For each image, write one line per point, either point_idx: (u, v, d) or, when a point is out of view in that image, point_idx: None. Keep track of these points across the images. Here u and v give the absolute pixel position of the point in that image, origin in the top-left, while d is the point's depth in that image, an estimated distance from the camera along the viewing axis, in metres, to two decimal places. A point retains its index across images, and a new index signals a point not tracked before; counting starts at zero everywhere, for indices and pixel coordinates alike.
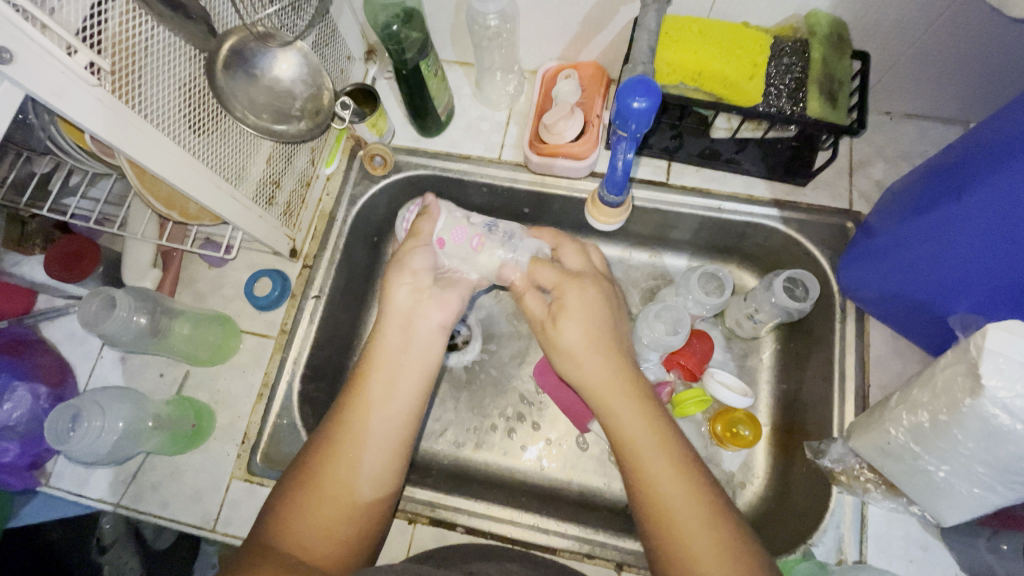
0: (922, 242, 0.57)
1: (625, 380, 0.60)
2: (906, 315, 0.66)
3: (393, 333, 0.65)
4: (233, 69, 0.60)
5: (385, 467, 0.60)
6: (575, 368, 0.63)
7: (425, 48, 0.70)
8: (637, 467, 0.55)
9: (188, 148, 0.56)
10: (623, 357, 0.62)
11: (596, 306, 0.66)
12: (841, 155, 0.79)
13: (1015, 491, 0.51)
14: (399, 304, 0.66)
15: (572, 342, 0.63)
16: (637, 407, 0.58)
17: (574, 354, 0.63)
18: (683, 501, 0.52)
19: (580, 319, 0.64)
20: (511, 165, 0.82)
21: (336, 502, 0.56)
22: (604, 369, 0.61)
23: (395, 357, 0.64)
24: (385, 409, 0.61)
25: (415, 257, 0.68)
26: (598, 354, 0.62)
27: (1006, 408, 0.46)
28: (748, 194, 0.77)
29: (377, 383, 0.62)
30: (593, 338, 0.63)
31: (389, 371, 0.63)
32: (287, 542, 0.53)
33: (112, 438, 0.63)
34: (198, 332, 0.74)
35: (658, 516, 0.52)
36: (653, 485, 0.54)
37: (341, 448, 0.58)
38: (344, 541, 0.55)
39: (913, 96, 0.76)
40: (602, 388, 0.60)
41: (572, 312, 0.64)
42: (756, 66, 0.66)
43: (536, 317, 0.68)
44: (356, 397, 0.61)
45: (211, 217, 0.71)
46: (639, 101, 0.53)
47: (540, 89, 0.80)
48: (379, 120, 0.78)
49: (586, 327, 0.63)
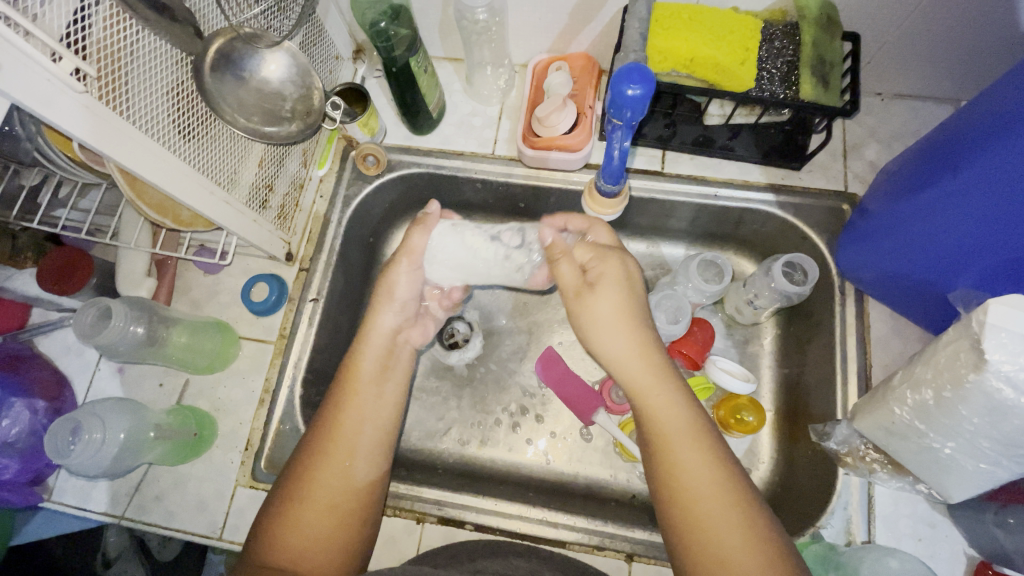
0: (916, 223, 0.58)
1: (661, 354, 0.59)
2: (903, 294, 0.66)
3: (375, 354, 0.66)
4: (220, 71, 0.59)
5: (378, 469, 0.61)
6: (607, 352, 0.60)
7: (415, 45, 0.68)
8: (662, 456, 0.54)
9: (179, 154, 0.56)
10: (651, 339, 0.60)
11: (624, 284, 0.61)
12: (835, 137, 0.79)
13: (1020, 465, 0.51)
14: (377, 327, 0.68)
15: (607, 320, 0.60)
16: (669, 399, 0.56)
17: (607, 334, 0.60)
18: (710, 496, 0.51)
19: (616, 297, 0.60)
20: (506, 160, 0.82)
21: (331, 509, 0.56)
22: (635, 347, 0.58)
23: (379, 370, 0.65)
24: (375, 417, 0.62)
25: (400, 283, 0.70)
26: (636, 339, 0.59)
27: (1009, 381, 0.46)
28: (743, 179, 0.78)
29: (365, 395, 0.63)
30: (622, 320, 0.59)
31: (375, 380, 0.64)
32: (281, 555, 0.53)
33: (113, 449, 0.63)
34: (196, 339, 0.73)
35: (687, 510, 0.51)
36: (683, 480, 0.52)
37: (336, 455, 0.59)
38: (341, 547, 0.56)
39: (903, 75, 0.76)
40: (636, 368, 0.58)
41: (606, 284, 0.61)
42: (747, 51, 0.65)
43: (567, 286, 0.64)
44: (346, 407, 0.62)
45: (204, 223, 0.69)
46: (634, 88, 0.52)
47: (531, 81, 0.79)
48: (369, 119, 0.78)
49: (616, 300, 0.60)
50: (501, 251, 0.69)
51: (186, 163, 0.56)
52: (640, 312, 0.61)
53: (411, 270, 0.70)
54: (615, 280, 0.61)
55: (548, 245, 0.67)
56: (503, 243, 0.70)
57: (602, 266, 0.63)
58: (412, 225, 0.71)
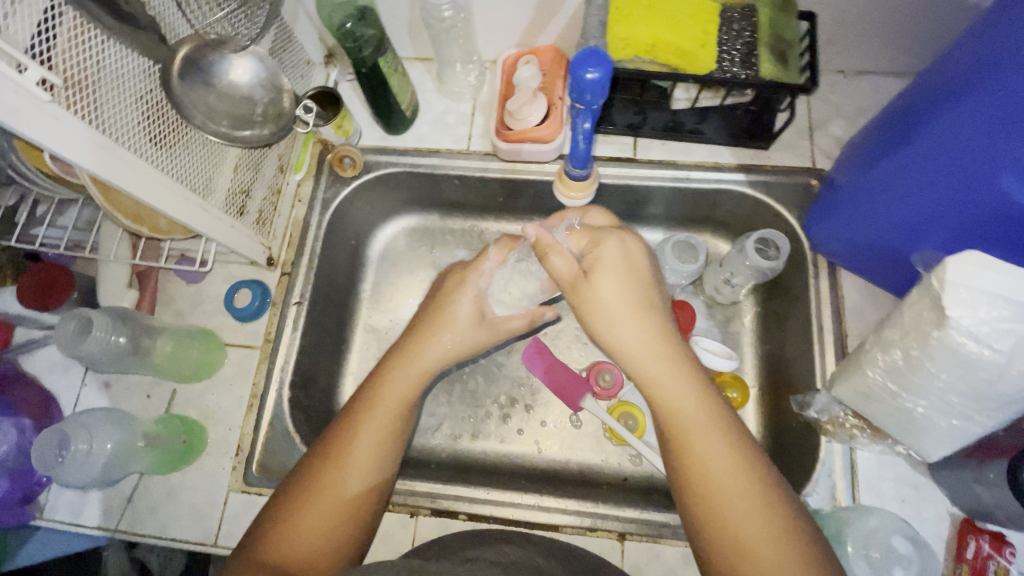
0: (879, 190, 0.59)
1: (668, 338, 0.59)
2: (873, 263, 0.67)
3: (408, 376, 0.65)
4: (190, 76, 0.60)
5: (375, 469, 0.60)
6: (615, 336, 0.60)
7: (382, 45, 0.70)
8: (678, 441, 0.54)
9: (151, 162, 0.56)
10: (655, 322, 0.60)
11: (627, 269, 0.61)
12: (801, 116, 0.80)
13: (991, 418, 0.53)
14: (429, 349, 0.67)
15: (611, 305, 0.60)
16: (681, 376, 0.56)
17: (612, 323, 0.60)
18: (727, 477, 0.51)
19: (621, 282, 0.60)
20: (481, 155, 0.83)
21: (329, 510, 0.56)
22: (646, 328, 0.59)
23: (408, 389, 0.65)
24: (386, 429, 0.62)
25: (453, 329, 0.69)
26: (641, 322, 0.59)
27: (971, 335, 0.47)
28: (714, 161, 0.79)
29: (382, 407, 0.62)
30: (632, 297, 0.60)
31: (404, 395, 0.64)
32: (280, 555, 0.53)
33: (101, 458, 0.64)
34: (180, 349, 0.74)
35: (703, 494, 0.51)
36: (698, 464, 0.52)
37: (347, 456, 0.59)
38: (337, 546, 0.56)
39: (863, 51, 0.77)
40: (647, 353, 0.58)
41: (608, 268, 0.61)
42: (707, 34, 0.66)
43: (563, 278, 0.63)
44: (362, 417, 0.62)
45: (183, 231, 0.70)
46: (592, 72, 0.54)
47: (501, 76, 0.81)
48: (344, 121, 0.79)
49: (620, 285, 0.60)
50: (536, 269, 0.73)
51: (159, 170, 0.57)
52: (644, 295, 0.60)
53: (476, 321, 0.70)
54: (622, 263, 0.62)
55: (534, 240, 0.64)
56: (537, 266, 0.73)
57: (600, 253, 0.63)
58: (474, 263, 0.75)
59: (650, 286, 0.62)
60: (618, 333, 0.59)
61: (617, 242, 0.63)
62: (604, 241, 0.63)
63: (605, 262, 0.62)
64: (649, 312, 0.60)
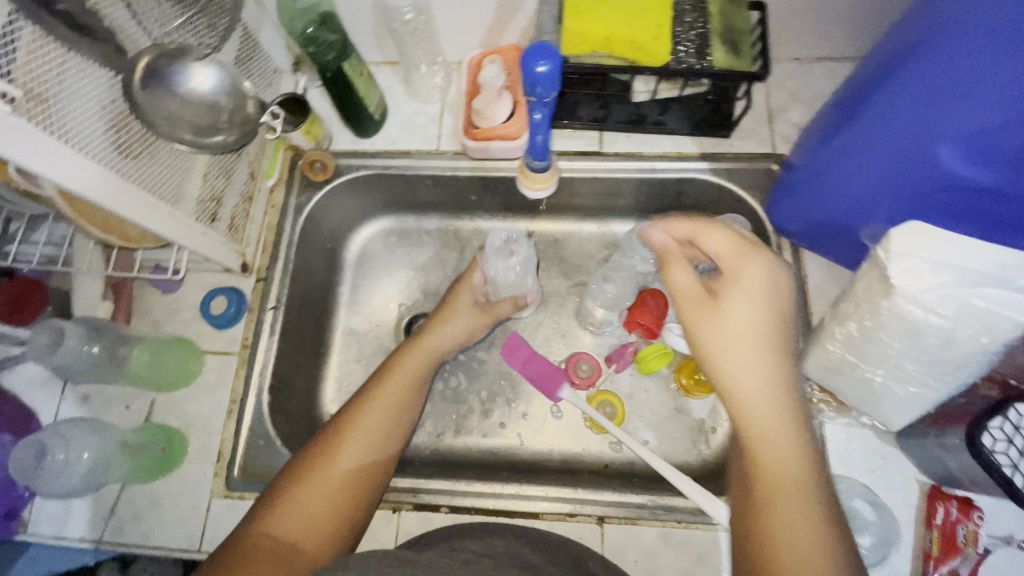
0: (831, 171, 0.62)
1: (780, 388, 0.55)
2: (832, 242, 0.70)
3: (414, 363, 0.73)
4: (152, 87, 0.60)
5: (366, 456, 0.64)
6: (727, 370, 0.57)
7: (346, 51, 0.71)
8: (764, 496, 0.52)
9: (118, 171, 0.57)
10: (790, 354, 0.57)
11: (761, 304, 0.58)
12: (760, 103, 0.83)
13: (945, 384, 0.55)
14: (438, 337, 0.77)
15: (744, 330, 0.57)
16: (781, 432, 0.54)
17: (725, 356, 0.57)
18: (809, 551, 0.47)
19: (754, 308, 0.57)
20: (451, 154, 0.84)
21: (328, 491, 0.59)
22: (762, 371, 0.56)
23: (414, 378, 0.73)
24: (391, 412, 0.68)
25: (460, 316, 0.80)
26: (772, 354, 0.56)
27: (917, 303, 0.49)
28: (677, 151, 0.82)
29: (388, 391, 0.69)
30: (755, 336, 0.57)
31: (411, 380, 0.72)
32: (282, 531, 0.56)
33: (80, 468, 0.67)
34: (158, 358, 0.74)
35: (772, 559, 0.48)
36: (777, 527, 0.49)
37: (353, 436, 0.64)
38: (332, 528, 0.58)
39: (816, 38, 0.80)
40: (754, 397, 0.55)
41: (736, 293, 0.58)
42: (661, 27, 0.68)
43: (683, 294, 0.62)
44: (370, 397, 0.68)
45: (153, 240, 0.73)
46: (542, 65, 0.56)
47: (468, 76, 0.82)
48: (313, 127, 0.81)
49: (749, 317, 0.57)
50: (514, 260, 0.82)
51: (126, 180, 0.58)
52: (781, 326, 0.58)
53: (473, 312, 0.82)
54: (753, 295, 0.58)
55: (662, 250, 0.69)
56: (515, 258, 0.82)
57: (730, 280, 0.59)
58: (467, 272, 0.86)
59: (783, 331, 0.58)
60: (745, 359, 0.56)
61: (754, 268, 0.59)
62: (749, 259, 0.60)
63: (742, 285, 0.59)
64: (783, 344, 0.57)
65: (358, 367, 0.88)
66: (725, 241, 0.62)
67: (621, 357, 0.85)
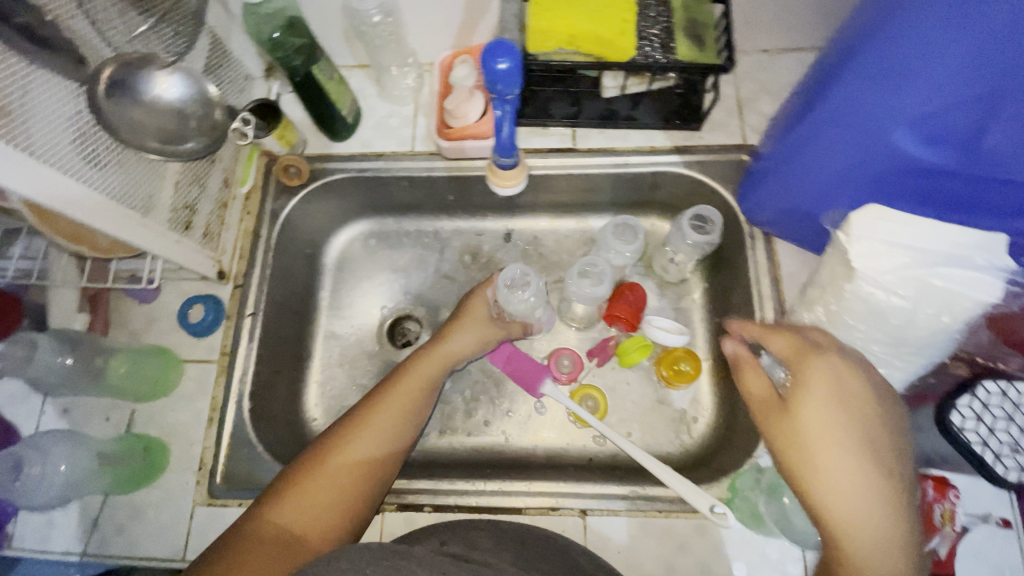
0: (794, 160, 0.63)
1: (887, 515, 0.47)
2: (800, 228, 0.71)
3: (429, 363, 0.74)
4: (116, 96, 0.60)
5: (376, 450, 0.65)
6: (821, 492, 0.49)
7: (314, 54, 0.72)
8: None
9: (87, 182, 0.57)
10: (895, 475, 0.49)
11: (854, 414, 0.50)
12: (730, 95, 0.83)
13: (912, 364, 0.56)
14: (454, 345, 0.76)
15: (831, 442, 0.49)
16: (888, 564, 0.46)
17: (824, 480, 0.48)
18: None
19: (836, 414, 0.50)
20: (425, 155, 0.85)
21: (336, 484, 0.61)
22: (862, 491, 0.48)
23: (429, 378, 0.73)
24: (403, 409, 0.69)
25: (463, 334, 0.77)
26: (868, 460, 0.48)
27: (879, 285, 0.51)
28: (650, 145, 0.82)
29: (400, 390, 0.70)
30: (853, 449, 0.48)
31: (429, 382, 0.73)
32: (289, 523, 0.58)
33: (57, 480, 0.69)
34: (135, 368, 0.76)
35: None
36: None
37: (365, 432, 0.66)
38: (337, 520, 0.60)
39: (781, 29, 0.81)
40: (854, 522, 0.47)
41: (823, 398, 0.50)
42: (626, 22, 0.69)
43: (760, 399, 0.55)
44: (384, 396, 0.69)
45: (124, 249, 0.72)
46: (502, 62, 0.60)
47: (440, 77, 0.83)
48: (286, 131, 0.80)
49: (841, 427, 0.49)
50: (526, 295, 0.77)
51: (95, 190, 0.58)
52: (872, 428, 0.50)
53: (483, 328, 0.79)
54: (844, 403, 0.50)
55: (733, 355, 0.60)
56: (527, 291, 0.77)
57: (814, 382, 0.52)
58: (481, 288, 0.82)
59: (885, 445, 0.49)
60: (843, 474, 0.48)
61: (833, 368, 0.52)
62: (822, 359, 0.53)
63: (813, 391, 0.51)
64: (879, 449, 0.49)
65: (341, 372, 0.88)
66: (785, 344, 0.56)
67: (602, 350, 0.85)
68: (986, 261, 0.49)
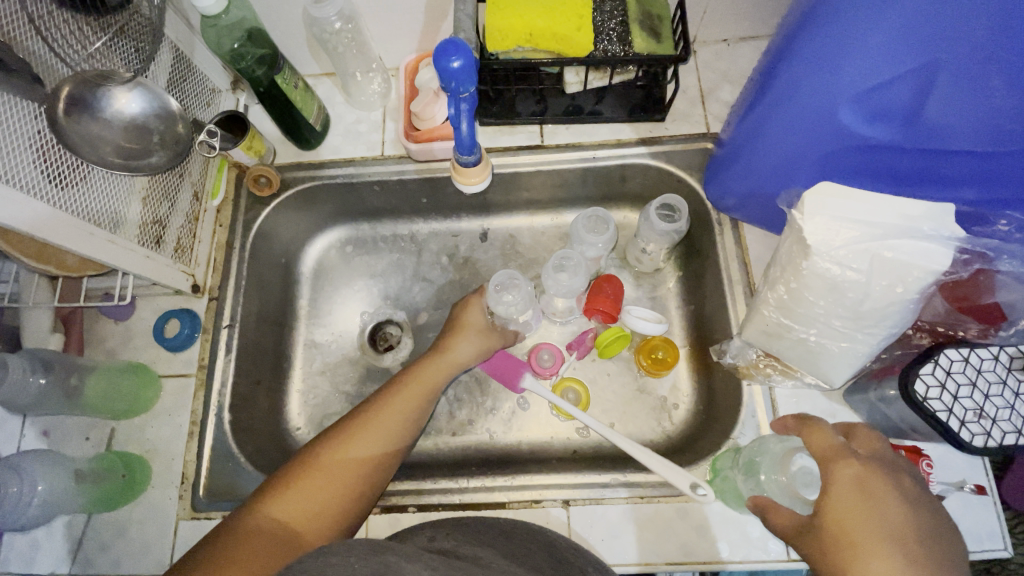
0: (752, 142, 0.64)
1: None
2: (763, 211, 0.72)
3: (433, 367, 0.73)
4: (75, 114, 0.60)
5: (376, 448, 0.64)
6: None
7: (276, 63, 0.72)
8: None
9: (51, 201, 0.57)
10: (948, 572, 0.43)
11: (886, 510, 0.46)
12: (692, 86, 0.85)
13: (872, 336, 0.57)
14: (459, 350, 0.75)
15: (861, 531, 0.46)
16: None
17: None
18: None
19: (862, 508, 0.47)
20: (395, 159, 0.85)
21: (331, 482, 0.61)
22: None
23: (432, 383, 0.72)
24: (405, 410, 0.68)
25: (463, 344, 0.76)
26: (906, 555, 0.44)
27: (833, 260, 0.52)
28: (616, 139, 0.83)
29: (404, 394, 0.69)
30: (888, 540, 0.45)
31: (430, 386, 0.71)
32: (283, 518, 0.58)
33: (34, 502, 0.65)
34: (112, 385, 0.74)
35: None
36: None
37: (367, 432, 0.65)
38: (332, 517, 0.60)
39: (737, 19, 0.83)
40: None
41: (848, 496, 0.48)
42: (581, 17, 0.70)
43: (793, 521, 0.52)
44: (389, 397, 0.69)
45: (94, 266, 0.71)
46: (455, 60, 0.61)
47: (405, 80, 0.84)
48: (254, 141, 0.80)
49: (871, 519, 0.46)
50: (516, 296, 0.80)
51: (59, 209, 0.58)
52: (907, 526, 0.46)
53: (481, 338, 0.78)
54: (873, 498, 0.47)
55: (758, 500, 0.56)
56: (514, 292, 0.80)
57: (835, 480, 0.50)
58: (464, 305, 0.81)
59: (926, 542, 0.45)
60: None
61: (854, 466, 0.50)
62: (840, 459, 0.51)
63: (835, 488, 0.49)
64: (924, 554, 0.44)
65: (323, 379, 0.88)
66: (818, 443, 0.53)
67: (581, 344, 0.85)
68: (933, 229, 0.51)
